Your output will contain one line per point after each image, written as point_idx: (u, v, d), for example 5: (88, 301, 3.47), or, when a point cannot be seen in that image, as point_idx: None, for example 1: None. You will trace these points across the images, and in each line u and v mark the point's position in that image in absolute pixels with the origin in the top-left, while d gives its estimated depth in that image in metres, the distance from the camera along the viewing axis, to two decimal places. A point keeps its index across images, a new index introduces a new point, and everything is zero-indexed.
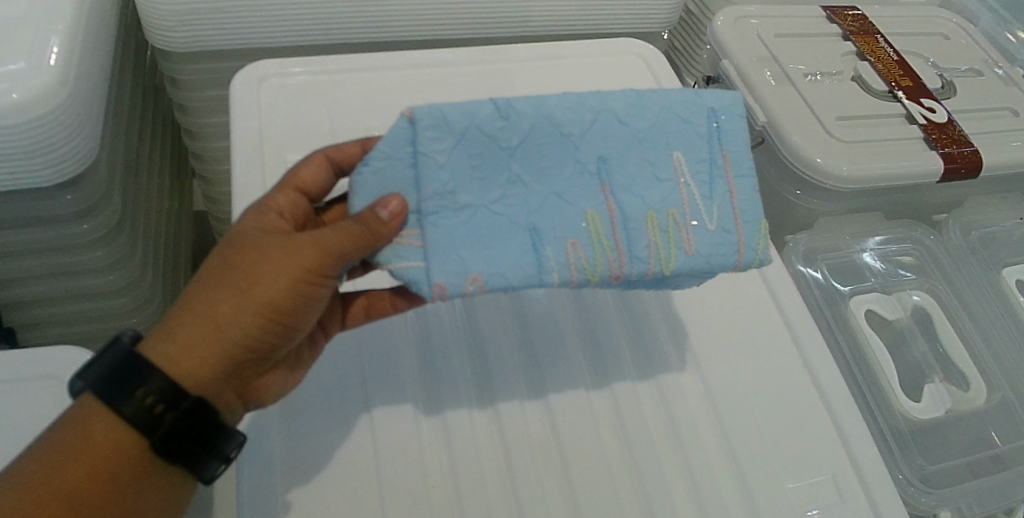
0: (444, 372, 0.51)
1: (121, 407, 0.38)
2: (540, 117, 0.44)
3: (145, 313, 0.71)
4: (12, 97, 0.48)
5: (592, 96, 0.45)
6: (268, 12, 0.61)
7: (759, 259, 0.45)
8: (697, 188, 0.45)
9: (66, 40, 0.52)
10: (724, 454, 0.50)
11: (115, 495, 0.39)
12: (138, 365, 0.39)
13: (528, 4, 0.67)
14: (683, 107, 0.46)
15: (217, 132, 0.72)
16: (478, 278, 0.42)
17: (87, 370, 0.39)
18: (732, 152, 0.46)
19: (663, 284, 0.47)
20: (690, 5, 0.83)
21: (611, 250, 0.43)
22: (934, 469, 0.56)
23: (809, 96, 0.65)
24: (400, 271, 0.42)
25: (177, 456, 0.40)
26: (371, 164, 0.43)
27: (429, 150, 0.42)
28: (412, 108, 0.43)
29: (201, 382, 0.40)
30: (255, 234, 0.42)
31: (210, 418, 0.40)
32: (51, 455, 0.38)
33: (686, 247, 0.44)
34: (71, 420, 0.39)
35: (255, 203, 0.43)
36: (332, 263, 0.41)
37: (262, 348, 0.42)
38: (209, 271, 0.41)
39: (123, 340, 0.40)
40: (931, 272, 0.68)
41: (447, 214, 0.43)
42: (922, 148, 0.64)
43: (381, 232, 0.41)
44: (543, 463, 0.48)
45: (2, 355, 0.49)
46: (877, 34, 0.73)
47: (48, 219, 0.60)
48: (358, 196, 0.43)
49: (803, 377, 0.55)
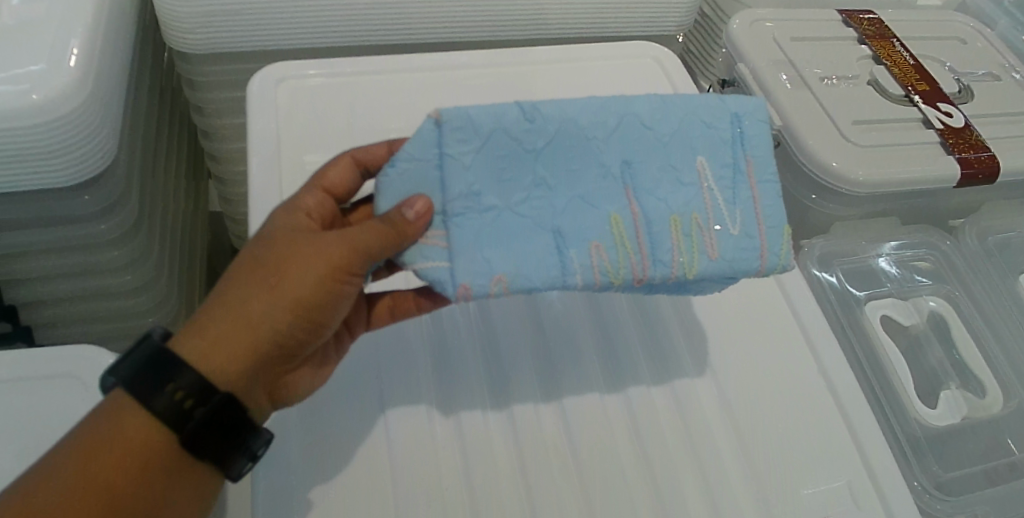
0: (462, 372, 0.51)
1: (151, 402, 0.39)
2: (565, 120, 0.44)
3: (162, 312, 0.71)
4: (33, 97, 0.49)
5: (616, 100, 0.46)
6: (285, 14, 0.61)
7: (781, 265, 0.45)
8: (721, 192, 0.45)
9: (86, 41, 0.52)
10: (739, 458, 0.50)
11: (144, 491, 0.39)
12: (168, 361, 0.39)
13: (543, 6, 0.67)
14: (707, 112, 0.46)
15: (233, 133, 0.73)
16: (503, 279, 0.41)
17: (118, 366, 0.39)
18: (755, 157, 0.46)
19: (687, 289, 0.47)
20: (705, 9, 0.83)
21: (634, 253, 0.43)
22: (950, 476, 0.56)
23: (826, 99, 0.65)
24: (426, 271, 0.42)
25: (206, 453, 0.40)
26: (398, 166, 0.43)
27: (456, 152, 0.43)
28: (439, 110, 0.43)
29: (230, 379, 0.40)
30: (285, 234, 0.42)
31: (239, 414, 0.40)
32: (80, 452, 0.38)
33: (709, 252, 0.44)
34: (101, 416, 0.39)
35: (284, 203, 0.44)
36: (359, 261, 0.41)
37: (291, 345, 0.42)
38: (240, 269, 0.41)
39: (154, 336, 0.40)
40: (947, 278, 0.67)
41: (472, 215, 0.43)
42: (939, 152, 0.63)
43: (407, 232, 0.41)
44: (558, 465, 0.48)
45: (23, 353, 0.50)
46: (893, 38, 0.72)
47: (69, 219, 0.60)
48: (385, 197, 0.43)
49: (818, 381, 0.54)
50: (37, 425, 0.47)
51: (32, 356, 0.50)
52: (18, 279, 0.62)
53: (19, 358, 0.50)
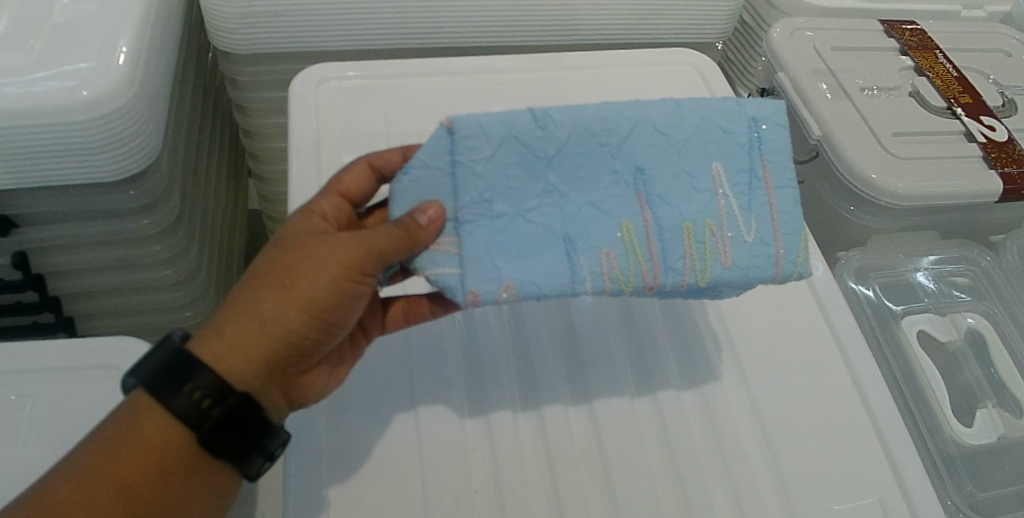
0: (488, 374, 0.51)
1: (169, 401, 0.39)
2: (577, 127, 0.44)
3: (198, 309, 0.73)
4: (82, 93, 0.50)
5: (630, 105, 0.46)
6: (327, 16, 0.62)
7: (798, 272, 0.45)
8: (736, 199, 0.45)
9: (134, 40, 0.53)
10: (769, 469, 0.49)
11: (164, 488, 0.40)
12: (186, 362, 0.40)
13: (583, 13, 0.67)
14: (723, 118, 0.46)
15: (270, 132, 0.74)
16: (511, 286, 0.42)
17: (138, 368, 0.40)
18: (773, 162, 0.45)
19: (701, 294, 0.47)
20: (745, 17, 0.82)
21: (645, 261, 0.43)
22: (984, 496, 0.55)
23: (866, 110, 0.64)
24: (436, 278, 0.43)
25: (223, 452, 0.41)
26: (410, 173, 0.44)
27: (467, 159, 0.43)
28: (451, 118, 0.44)
29: (247, 378, 0.41)
30: (299, 236, 0.43)
31: (255, 413, 0.41)
32: (107, 448, 0.39)
33: (722, 259, 0.44)
34: (125, 414, 0.40)
35: (300, 207, 0.44)
36: (372, 262, 0.41)
37: (304, 345, 0.43)
38: (257, 271, 0.42)
39: (173, 338, 0.41)
40: (985, 294, 0.66)
41: (483, 222, 0.43)
42: (981, 167, 0.62)
43: (419, 237, 0.41)
44: (586, 469, 0.48)
45: (65, 343, 0.52)
46: (936, 49, 0.71)
47: (111, 212, 0.61)
48: (398, 203, 0.44)
49: (852, 394, 0.53)
50: (83, 412, 0.49)
51: (76, 346, 0.51)
52: (58, 270, 0.64)
53: (64, 347, 0.51)
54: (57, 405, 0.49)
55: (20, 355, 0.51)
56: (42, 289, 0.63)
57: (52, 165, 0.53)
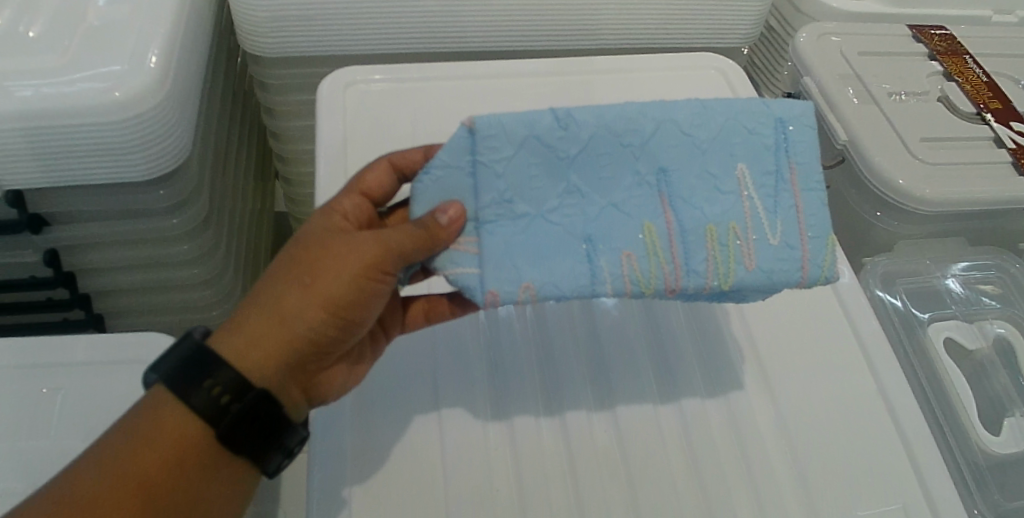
0: (510, 375, 0.52)
1: (191, 397, 0.40)
2: (601, 127, 0.44)
3: (222, 309, 0.73)
4: (115, 94, 0.51)
5: (654, 106, 0.46)
6: (355, 20, 0.63)
7: (825, 276, 0.44)
8: (761, 201, 0.44)
9: (166, 42, 0.54)
10: (793, 474, 0.49)
11: (182, 481, 0.40)
12: (207, 360, 0.41)
13: (608, 17, 0.68)
14: (751, 117, 0.46)
15: (296, 135, 0.75)
16: (531, 286, 0.42)
17: (160, 363, 0.41)
18: (800, 164, 0.45)
19: (725, 297, 0.46)
20: (771, 22, 0.82)
21: (667, 263, 0.43)
22: (1012, 506, 0.54)
23: (893, 115, 0.64)
24: (455, 278, 0.43)
25: (241, 450, 0.42)
26: (432, 173, 0.44)
27: (489, 159, 0.43)
28: (472, 117, 0.44)
29: (267, 375, 0.42)
30: (321, 234, 0.43)
31: (274, 410, 0.42)
32: (127, 440, 0.40)
33: (746, 262, 0.43)
34: (145, 408, 0.41)
35: (322, 206, 0.45)
36: (392, 261, 0.42)
37: (325, 343, 0.43)
38: (279, 268, 0.43)
39: (195, 335, 0.42)
40: (1015, 302, 0.65)
41: (503, 222, 0.44)
42: (1010, 173, 0.62)
43: (440, 236, 0.42)
44: (608, 473, 0.48)
45: (97, 338, 0.53)
46: (966, 55, 0.70)
47: (140, 212, 0.62)
48: (420, 203, 0.44)
49: (878, 401, 0.53)
50: (111, 406, 0.50)
51: (107, 341, 0.52)
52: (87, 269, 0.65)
53: (95, 342, 0.52)
54: (91, 399, 0.50)
55: (51, 349, 0.52)
56: (71, 285, 0.64)
57: (83, 165, 0.54)
